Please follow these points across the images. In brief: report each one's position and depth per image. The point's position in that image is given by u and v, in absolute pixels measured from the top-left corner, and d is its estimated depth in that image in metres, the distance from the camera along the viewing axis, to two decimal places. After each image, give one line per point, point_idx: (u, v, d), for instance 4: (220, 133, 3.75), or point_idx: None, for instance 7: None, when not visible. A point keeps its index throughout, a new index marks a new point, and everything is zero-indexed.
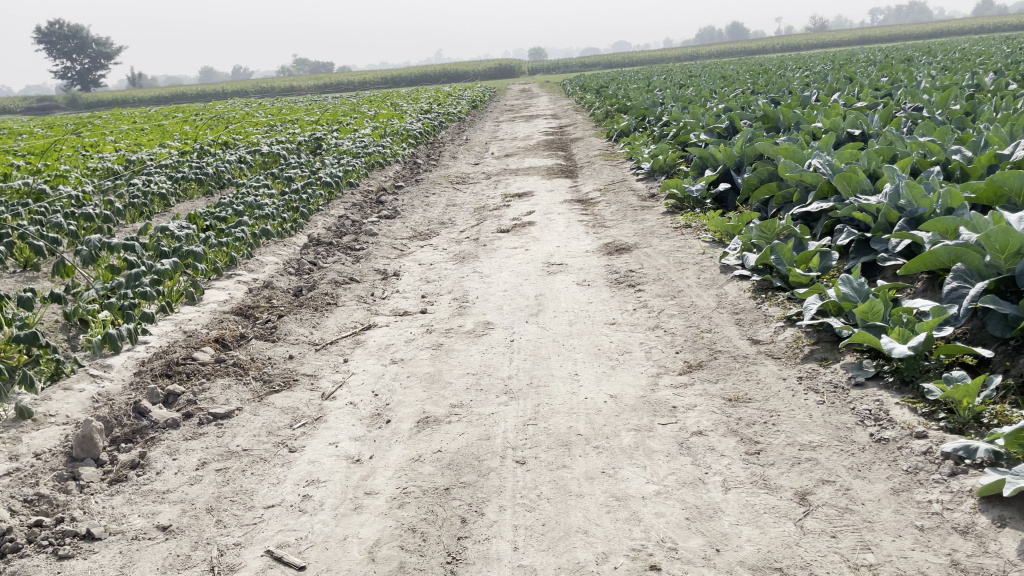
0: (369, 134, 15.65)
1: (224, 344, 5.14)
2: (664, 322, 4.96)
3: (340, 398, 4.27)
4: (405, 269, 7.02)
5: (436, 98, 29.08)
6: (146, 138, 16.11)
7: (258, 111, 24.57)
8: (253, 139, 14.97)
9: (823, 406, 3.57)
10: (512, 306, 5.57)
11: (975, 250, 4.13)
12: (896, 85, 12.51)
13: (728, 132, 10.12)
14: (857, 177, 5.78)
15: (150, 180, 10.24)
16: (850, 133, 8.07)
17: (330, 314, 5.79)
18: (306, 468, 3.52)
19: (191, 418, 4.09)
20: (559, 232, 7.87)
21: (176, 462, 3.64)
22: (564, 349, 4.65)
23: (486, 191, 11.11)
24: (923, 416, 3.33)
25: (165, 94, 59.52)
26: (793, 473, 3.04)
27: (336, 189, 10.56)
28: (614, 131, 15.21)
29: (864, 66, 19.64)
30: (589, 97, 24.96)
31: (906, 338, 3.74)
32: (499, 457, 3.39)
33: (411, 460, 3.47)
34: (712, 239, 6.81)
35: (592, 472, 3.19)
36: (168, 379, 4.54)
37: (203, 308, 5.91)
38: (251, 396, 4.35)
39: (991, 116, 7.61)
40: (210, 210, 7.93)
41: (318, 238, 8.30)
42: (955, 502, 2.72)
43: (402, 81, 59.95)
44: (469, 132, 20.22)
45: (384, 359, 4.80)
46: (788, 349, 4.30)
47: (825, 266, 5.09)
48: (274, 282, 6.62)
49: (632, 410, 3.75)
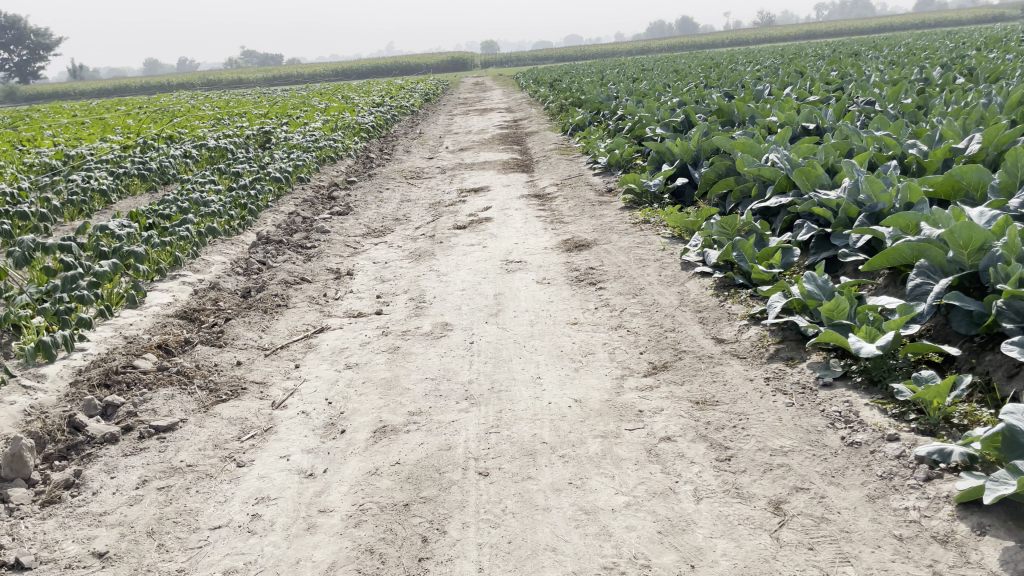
0: (320, 128, 15.31)
1: (168, 350, 4.88)
2: (627, 322, 4.85)
3: (291, 407, 4.06)
4: (358, 268, 6.81)
5: (388, 90, 28.62)
6: (87, 131, 15.54)
7: (205, 104, 23.86)
8: (199, 133, 14.53)
9: (792, 409, 3.48)
10: (471, 306, 5.41)
11: (938, 246, 4.08)
12: (845, 79, 12.62)
13: (683, 126, 10.06)
14: (816, 172, 5.74)
15: (90, 176, 9.82)
16: (805, 126, 8.06)
17: (281, 316, 5.55)
18: (255, 484, 3.32)
19: (131, 432, 3.84)
20: (517, 229, 7.72)
21: (114, 481, 3.40)
22: (526, 351, 4.51)
23: (441, 186, 10.91)
24: (894, 418, 3.27)
25: (108, 87, 57.93)
26: (766, 481, 2.94)
27: (285, 185, 10.26)
28: (569, 125, 15.10)
29: (812, 60, 19.89)
30: (542, 90, 24.83)
31: (874, 336, 3.67)
32: (460, 468, 3.24)
33: (368, 474, 3.29)
34: (671, 235, 6.75)
35: (559, 483, 3.05)
36: (107, 390, 4.28)
37: (146, 311, 5.63)
38: (195, 406, 4.11)
39: (943, 110, 7.67)
40: (153, 208, 7.59)
41: (267, 235, 8.02)
42: (932, 510, 2.65)
43: (353, 74, 59.34)
44: (423, 126, 19.94)
45: (338, 364, 4.60)
46: (753, 348, 4.21)
47: (787, 262, 5.03)
48: (221, 283, 6.35)
49: (598, 415, 3.63)
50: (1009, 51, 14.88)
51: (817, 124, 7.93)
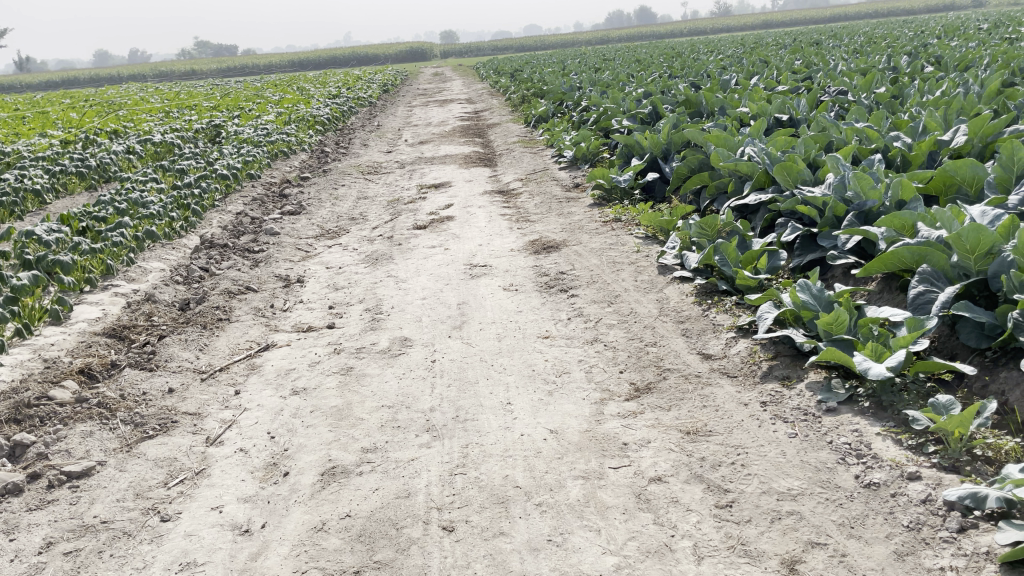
0: (272, 120, 14.65)
1: (91, 376, 4.34)
2: (603, 335, 4.43)
3: (228, 443, 3.57)
4: (310, 275, 6.30)
5: (346, 80, 27.90)
6: (27, 126, 14.65)
7: (154, 96, 22.89)
8: (145, 127, 13.77)
9: (796, 441, 3.09)
10: (432, 318, 4.94)
11: (941, 250, 3.73)
12: (812, 68, 12.36)
13: (651, 117, 9.65)
14: (798, 167, 5.37)
15: (23, 177, 9.11)
16: (778, 117, 7.71)
17: (222, 332, 5.04)
18: (180, 545, 2.84)
19: (38, 480, 3.32)
20: (481, 228, 7.26)
21: (13, 544, 2.89)
22: (494, 371, 4.06)
23: (400, 182, 10.40)
24: (911, 451, 2.89)
25: (55, 79, 56.08)
26: (775, 533, 2.54)
27: (234, 182, 9.65)
28: (532, 116, 14.62)
29: (774, 49, 19.68)
30: (504, 79, 24.32)
31: (881, 355, 3.29)
32: (421, 523, 2.79)
33: (313, 530, 2.83)
34: (645, 235, 6.35)
35: (536, 541, 2.62)
36: (16, 427, 3.73)
37: (71, 329, 5.06)
38: (117, 445, 3.60)
39: (921, 100, 7.37)
40: (86, 210, 6.99)
41: (212, 238, 7.44)
42: (972, 571, 2.27)
43: (311, 65, 58.78)
44: (383, 118, 19.32)
45: (283, 389, 4.10)
46: (744, 365, 3.83)
47: (773, 266, 4.66)
48: (157, 293, 5.79)
49: (578, 449, 3.20)
50: (971, 39, 14.79)
51: (791, 115, 7.59)
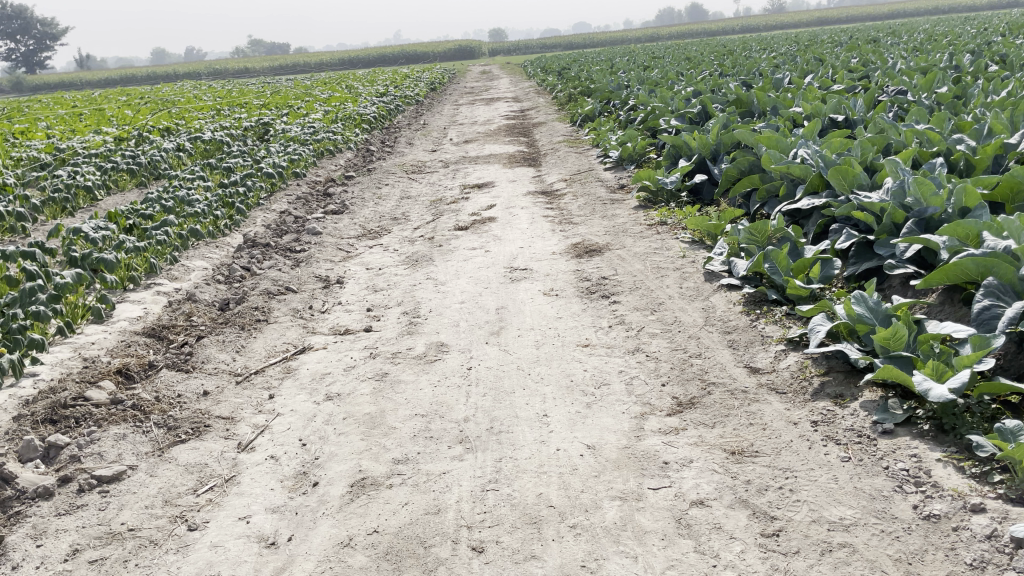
0: (319, 118, 14.73)
1: (128, 376, 4.33)
2: (645, 345, 4.27)
3: (259, 450, 3.51)
4: (350, 276, 6.25)
5: (394, 78, 28.04)
6: (83, 123, 14.96)
7: (206, 94, 23.25)
8: (196, 124, 13.94)
9: (850, 466, 2.91)
10: (470, 323, 4.84)
11: (1008, 261, 3.48)
12: (869, 67, 11.94)
13: (700, 118, 9.42)
14: (854, 171, 5.14)
15: (75, 173, 9.25)
16: (832, 118, 7.43)
17: (259, 334, 5.00)
18: (205, 557, 2.77)
19: (69, 483, 3.30)
20: (523, 230, 7.13)
21: (39, 550, 2.86)
22: (531, 380, 3.94)
23: (443, 182, 10.33)
24: (974, 480, 2.69)
25: (113, 77, 57.63)
26: (825, 567, 2.38)
27: (279, 181, 9.68)
28: (578, 116, 14.44)
29: (829, 47, 19.16)
30: (551, 79, 24.17)
31: (942, 375, 3.08)
32: (449, 542, 2.68)
33: (339, 546, 2.75)
34: (692, 239, 6.16)
35: (569, 566, 2.50)
36: (52, 428, 3.72)
37: (112, 327, 5.07)
38: (149, 449, 3.57)
39: (986, 101, 7.02)
40: (133, 207, 7.01)
41: (255, 237, 7.45)
42: None
43: (359, 63, 59.33)
44: (429, 117, 19.33)
45: (317, 395, 4.03)
46: (794, 381, 3.64)
47: (827, 275, 4.45)
48: (198, 292, 5.79)
49: (615, 468, 3.06)
50: None
51: (847, 116, 7.30)
